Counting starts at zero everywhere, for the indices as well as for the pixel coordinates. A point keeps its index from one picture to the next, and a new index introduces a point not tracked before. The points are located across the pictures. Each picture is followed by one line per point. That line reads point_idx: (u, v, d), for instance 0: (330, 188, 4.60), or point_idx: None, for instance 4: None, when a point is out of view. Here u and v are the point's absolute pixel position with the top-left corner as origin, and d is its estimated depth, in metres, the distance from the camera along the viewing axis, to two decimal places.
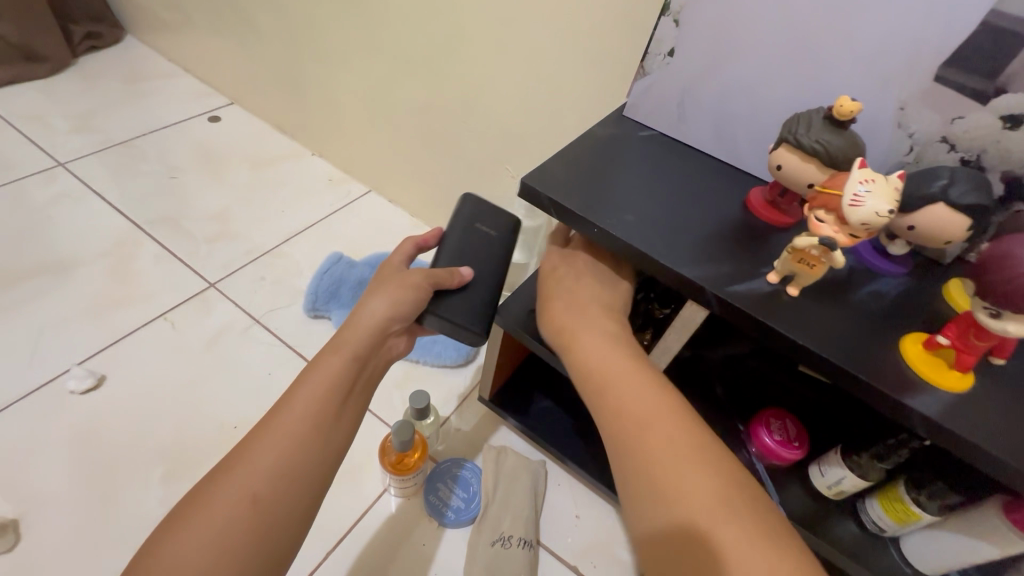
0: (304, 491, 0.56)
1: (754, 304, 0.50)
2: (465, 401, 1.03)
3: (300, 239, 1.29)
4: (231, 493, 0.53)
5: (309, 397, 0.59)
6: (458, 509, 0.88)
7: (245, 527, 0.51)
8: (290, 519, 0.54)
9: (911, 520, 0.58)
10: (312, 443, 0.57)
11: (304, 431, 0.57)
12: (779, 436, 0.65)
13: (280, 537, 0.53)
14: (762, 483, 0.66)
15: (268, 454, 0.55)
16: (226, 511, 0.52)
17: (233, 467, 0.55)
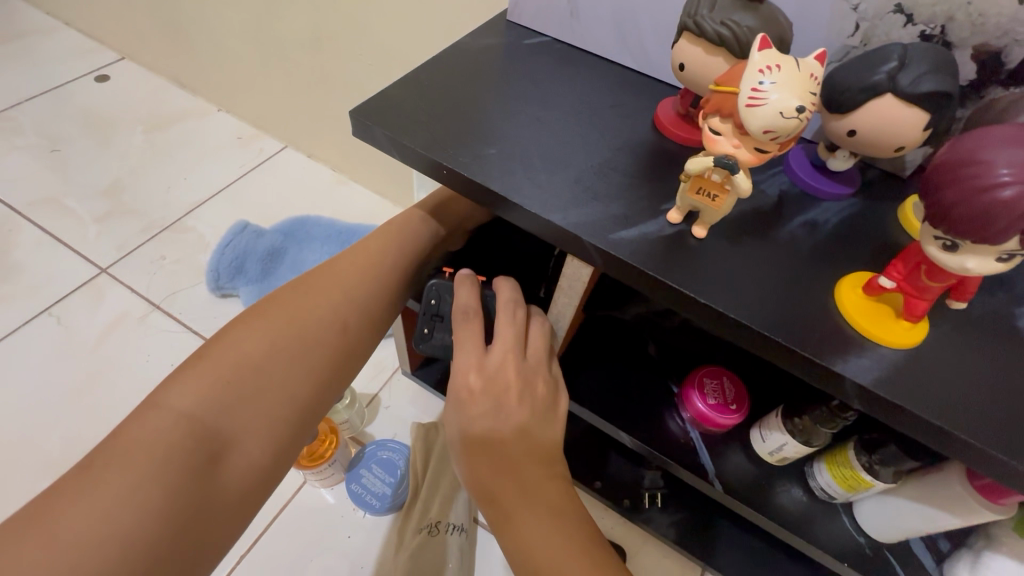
0: (360, 346, 0.53)
1: (646, 252, 0.38)
2: (394, 375, 0.93)
3: (206, 208, 1.14)
4: (287, 325, 0.49)
5: (383, 251, 0.55)
6: (384, 496, 0.80)
7: (292, 363, 0.48)
8: (350, 356, 0.52)
9: (862, 488, 0.49)
10: (382, 295, 0.54)
11: (386, 271, 0.55)
12: (714, 399, 0.55)
13: (340, 370, 0.51)
14: (696, 452, 0.57)
15: (350, 283, 0.53)
16: (276, 343, 0.48)
17: (298, 297, 0.52)
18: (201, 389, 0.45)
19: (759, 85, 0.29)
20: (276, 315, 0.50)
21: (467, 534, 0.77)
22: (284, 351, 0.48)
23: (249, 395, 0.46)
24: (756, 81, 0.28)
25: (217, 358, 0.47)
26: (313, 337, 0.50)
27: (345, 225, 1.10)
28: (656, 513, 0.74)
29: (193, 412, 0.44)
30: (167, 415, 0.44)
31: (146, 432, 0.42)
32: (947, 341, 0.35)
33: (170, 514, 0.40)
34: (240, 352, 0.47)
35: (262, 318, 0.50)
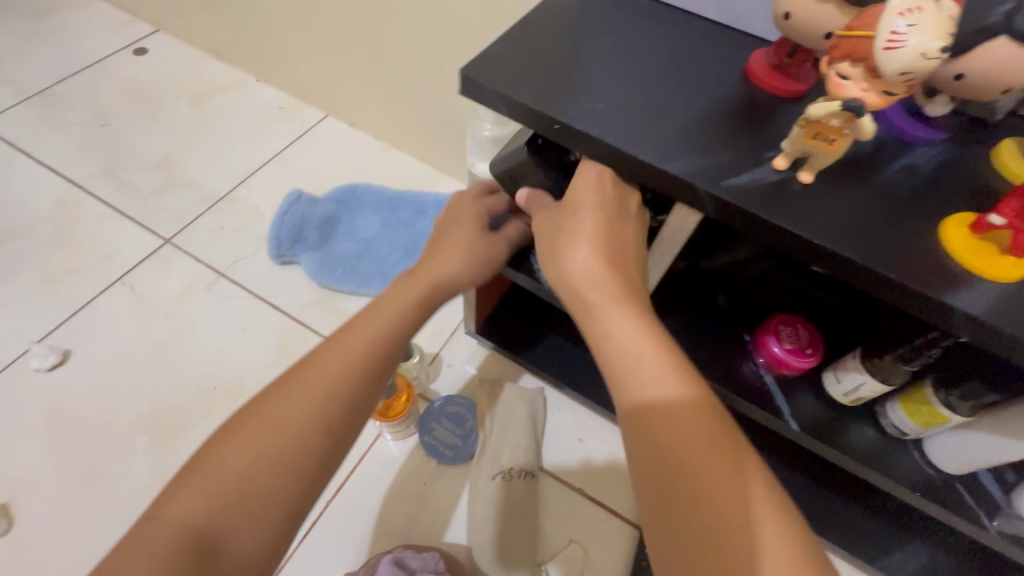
0: (347, 436, 0.50)
1: (757, 198, 0.40)
2: (454, 335, 0.97)
3: (257, 179, 1.17)
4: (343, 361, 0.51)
5: (362, 339, 0.53)
6: (456, 446, 0.84)
7: (283, 457, 0.45)
8: (340, 445, 0.49)
9: (937, 423, 0.52)
10: (364, 381, 0.51)
11: (366, 362, 0.52)
12: (790, 344, 0.58)
13: (332, 456, 0.48)
14: (771, 396, 0.60)
15: (333, 373, 0.50)
16: (338, 377, 0.50)
17: (278, 394, 0.48)
18: (269, 423, 0.46)
19: (899, 28, 0.30)
20: (335, 349, 0.52)
21: (535, 479, 0.82)
22: (276, 444, 0.45)
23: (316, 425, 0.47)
24: (896, 23, 0.30)
25: (285, 391, 0.48)
26: (368, 370, 0.52)
27: (395, 192, 1.12)
28: None
29: (262, 444, 0.45)
30: (236, 450, 0.45)
31: (221, 462, 0.44)
32: None
33: (248, 543, 0.42)
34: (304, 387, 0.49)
35: (250, 416, 0.47)
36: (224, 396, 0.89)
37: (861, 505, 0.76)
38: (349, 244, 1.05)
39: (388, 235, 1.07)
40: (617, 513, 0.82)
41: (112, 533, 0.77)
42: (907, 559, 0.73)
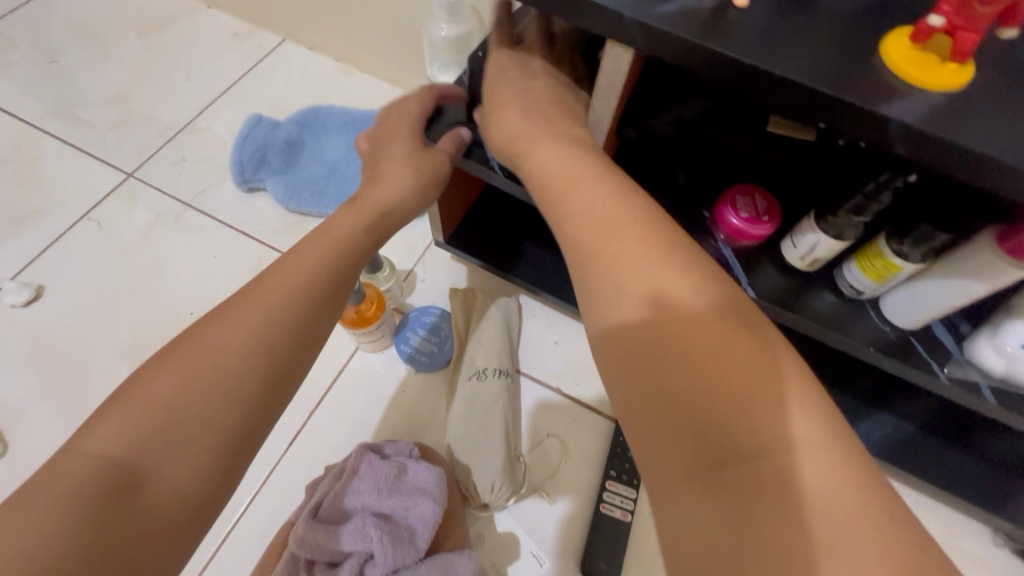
0: (294, 364, 0.47)
1: (689, 25, 0.38)
2: (428, 251, 0.96)
3: (217, 108, 1.13)
4: (273, 295, 0.48)
5: (304, 265, 0.50)
6: (432, 354, 0.85)
7: (217, 381, 0.42)
8: (284, 369, 0.46)
9: (891, 276, 0.52)
10: (308, 304, 0.49)
11: (309, 285, 0.49)
12: (746, 213, 0.57)
13: (276, 382, 0.45)
14: (728, 266, 0.60)
15: (272, 295, 0.47)
16: (278, 302, 0.47)
17: (214, 320, 0.45)
18: (190, 363, 0.42)
19: None
20: (277, 275, 0.49)
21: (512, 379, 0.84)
22: (207, 368, 0.42)
23: (250, 362, 0.43)
24: None
25: (208, 332, 0.44)
26: (307, 301, 0.49)
27: (359, 112, 1.08)
28: None
29: (183, 384, 0.41)
30: (166, 376, 0.41)
31: (138, 407, 0.39)
32: (993, 83, 0.36)
33: (170, 483, 0.38)
34: (232, 325, 0.45)
35: (181, 344, 0.43)
36: None
37: (829, 385, 0.78)
38: (315, 166, 1.02)
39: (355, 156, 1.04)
40: (593, 408, 0.85)
41: None
42: (871, 431, 0.76)
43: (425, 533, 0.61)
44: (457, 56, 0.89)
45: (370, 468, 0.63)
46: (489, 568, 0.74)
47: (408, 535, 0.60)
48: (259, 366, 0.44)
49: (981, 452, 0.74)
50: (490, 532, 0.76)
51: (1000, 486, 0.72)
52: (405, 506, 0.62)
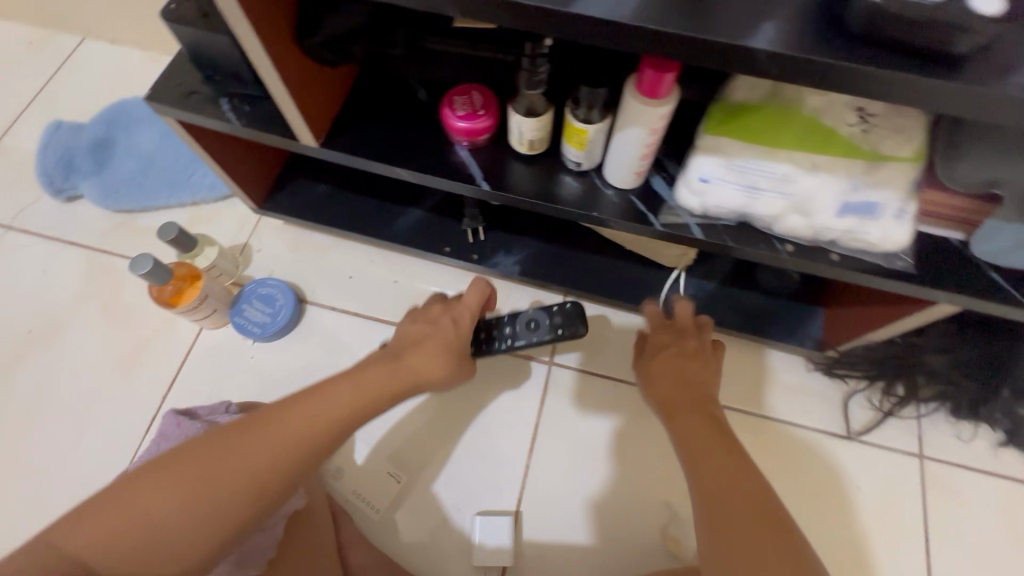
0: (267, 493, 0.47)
1: None
2: (259, 222, 0.98)
3: (24, 123, 1.09)
4: (267, 435, 0.49)
5: (309, 416, 0.52)
6: (264, 324, 0.87)
7: (191, 504, 0.44)
8: (246, 486, 0.46)
9: (586, 141, 0.55)
10: (294, 457, 0.49)
11: (300, 442, 0.50)
12: (464, 110, 0.60)
13: (230, 503, 0.45)
14: (466, 167, 0.63)
15: (254, 454, 0.48)
16: (263, 461, 0.48)
17: (211, 450, 0.47)
18: (155, 489, 0.44)
19: None
20: (292, 410, 0.52)
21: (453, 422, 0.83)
22: (183, 498, 0.44)
23: (204, 525, 0.44)
24: None
25: (169, 472, 0.45)
26: (282, 471, 0.49)
27: None
28: (501, 257, 0.84)
29: (183, 487, 0.44)
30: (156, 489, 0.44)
31: (92, 541, 0.41)
32: None
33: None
34: (195, 482, 0.45)
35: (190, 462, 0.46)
36: (42, 336, 0.90)
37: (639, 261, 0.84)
38: (130, 161, 1.01)
39: (168, 142, 1.02)
40: None
41: None
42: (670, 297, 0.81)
43: None
44: None
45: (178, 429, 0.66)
46: (350, 496, 0.79)
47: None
48: (265, 474, 0.48)
49: (768, 288, 0.81)
50: (348, 465, 0.80)
51: (787, 314, 0.80)
52: None
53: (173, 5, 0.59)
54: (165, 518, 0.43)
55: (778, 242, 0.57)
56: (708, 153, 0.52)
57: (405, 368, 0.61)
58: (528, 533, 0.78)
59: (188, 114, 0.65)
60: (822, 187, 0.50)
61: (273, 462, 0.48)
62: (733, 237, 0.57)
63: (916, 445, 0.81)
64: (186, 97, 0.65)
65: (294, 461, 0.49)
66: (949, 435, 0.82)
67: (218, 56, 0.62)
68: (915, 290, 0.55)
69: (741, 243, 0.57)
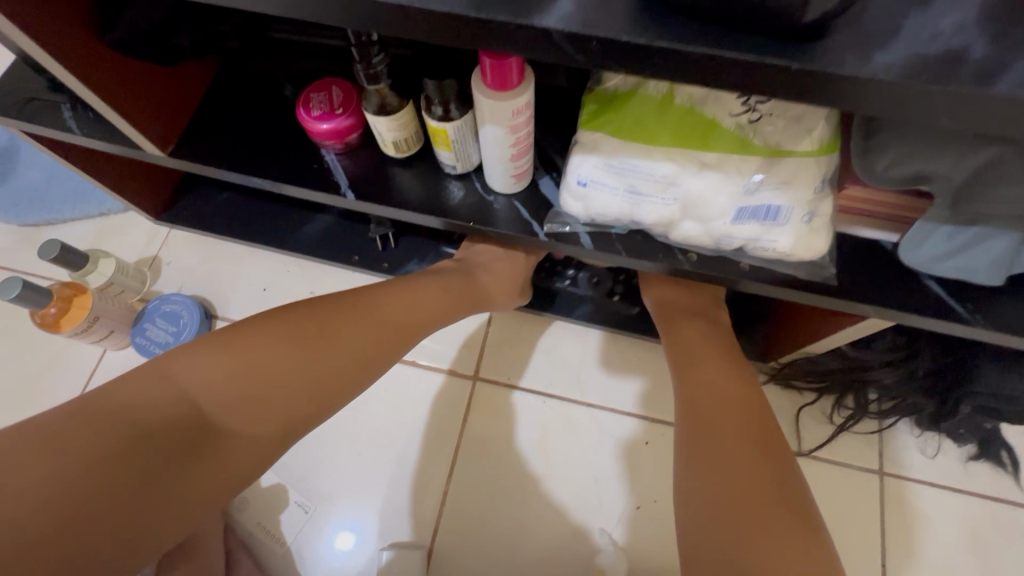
0: (372, 367, 0.52)
1: None
2: (169, 232, 0.91)
3: None
4: (375, 311, 0.54)
5: (400, 304, 0.57)
6: (166, 344, 0.81)
7: (314, 363, 0.48)
8: (354, 358, 0.51)
9: (447, 141, 0.48)
10: (389, 340, 0.54)
11: (394, 326, 0.55)
12: (320, 109, 0.52)
13: (339, 374, 0.49)
14: (333, 173, 0.55)
15: (363, 328, 0.53)
16: (372, 336, 0.53)
17: (328, 320, 0.51)
18: (251, 348, 0.46)
19: None
20: (389, 295, 0.57)
21: (372, 446, 0.76)
22: (297, 357, 0.48)
23: (306, 388, 0.47)
24: None
25: (283, 324, 0.49)
26: (382, 345, 0.53)
27: None
28: (413, 265, 0.77)
29: (298, 345, 0.48)
30: (264, 348, 0.47)
31: (208, 387, 0.44)
32: None
33: (255, 432, 0.44)
34: (309, 344, 0.49)
35: (309, 325, 0.50)
36: None
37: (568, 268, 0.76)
38: (34, 171, 0.94)
39: None
40: None
41: None
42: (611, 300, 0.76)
43: None
44: None
45: None
46: (254, 528, 0.73)
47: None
48: (372, 348, 0.52)
49: None
50: (252, 494, 0.74)
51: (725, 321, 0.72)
52: None
53: None
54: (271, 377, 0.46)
55: (677, 253, 0.48)
56: (583, 151, 0.44)
57: (481, 276, 0.65)
58: (446, 566, 0.71)
59: (28, 120, 0.58)
60: (711, 189, 0.42)
61: (372, 341, 0.53)
62: (626, 247, 0.49)
63: (876, 460, 0.74)
64: (27, 102, 0.58)
65: (386, 346, 0.54)
66: (913, 448, 0.74)
67: None
68: (840, 305, 0.47)
69: (635, 254, 0.49)
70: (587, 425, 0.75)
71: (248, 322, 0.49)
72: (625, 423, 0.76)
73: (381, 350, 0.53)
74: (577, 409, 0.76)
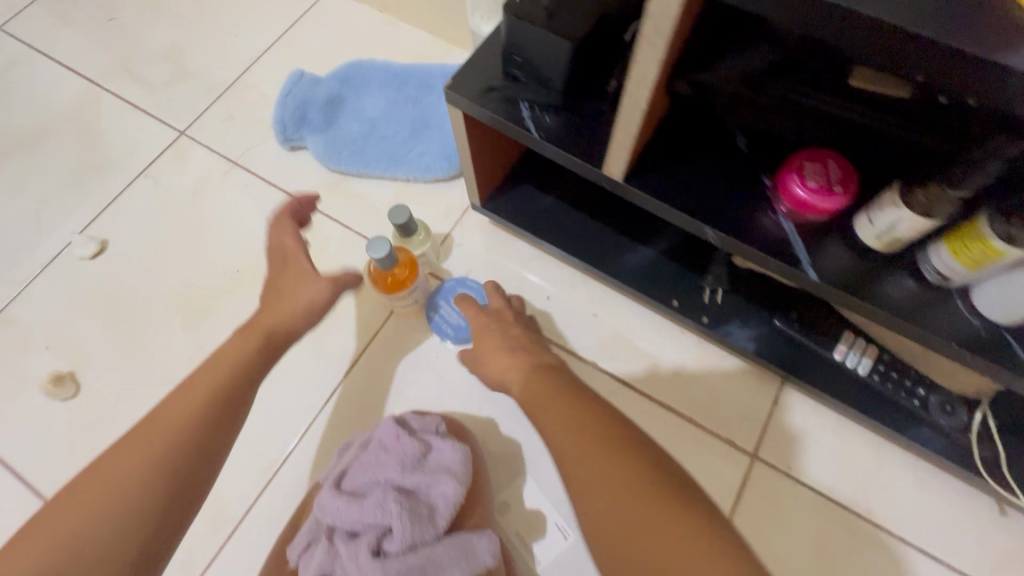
0: (195, 441, 0.56)
1: None
2: (466, 215, 0.94)
3: (261, 63, 1.10)
4: (155, 438, 0.55)
5: (188, 424, 0.57)
6: (458, 327, 0.84)
7: (136, 465, 0.53)
8: (174, 448, 0.55)
9: (990, 262, 0.46)
10: (190, 444, 0.56)
11: (154, 461, 0.54)
12: (815, 182, 0.50)
13: (144, 468, 0.53)
14: (788, 243, 0.53)
15: (170, 416, 0.57)
16: (179, 421, 0.56)
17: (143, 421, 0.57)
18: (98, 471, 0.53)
19: None
20: (187, 387, 0.60)
21: None
22: (110, 468, 0.54)
23: (138, 464, 0.53)
24: None
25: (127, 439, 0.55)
26: (194, 429, 0.57)
27: (399, 66, 1.05)
28: (735, 328, 0.74)
29: (131, 454, 0.54)
30: (116, 462, 0.54)
31: (94, 488, 0.53)
32: None
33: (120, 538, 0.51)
34: (143, 439, 0.55)
35: (118, 455, 0.54)
36: (246, 279, 0.92)
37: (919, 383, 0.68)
38: (355, 124, 1.00)
39: (395, 112, 1.01)
40: (630, 385, 0.82)
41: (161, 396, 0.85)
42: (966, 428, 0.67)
43: (447, 512, 0.59)
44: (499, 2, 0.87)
45: (395, 443, 0.61)
46: (513, 536, 0.74)
47: (428, 512, 0.58)
48: (157, 474, 0.53)
49: None
50: (516, 502, 0.76)
51: None
52: (430, 483, 0.59)
53: None
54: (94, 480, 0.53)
55: None
56: None
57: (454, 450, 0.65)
58: None
59: (487, 112, 0.60)
60: None
61: (165, 440, 0.55)
62: None
63: None
64: (488, 93, 0.60)
65: (189, 435, 0.56)
66: None
67: (545, 60, 0.55)
68: None
69: None
70: (864, 539, 0.74)
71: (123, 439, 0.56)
72: (907, 554, 0.73)
73: (170, 456, 0.55)
74: (857, 521, 0.75)
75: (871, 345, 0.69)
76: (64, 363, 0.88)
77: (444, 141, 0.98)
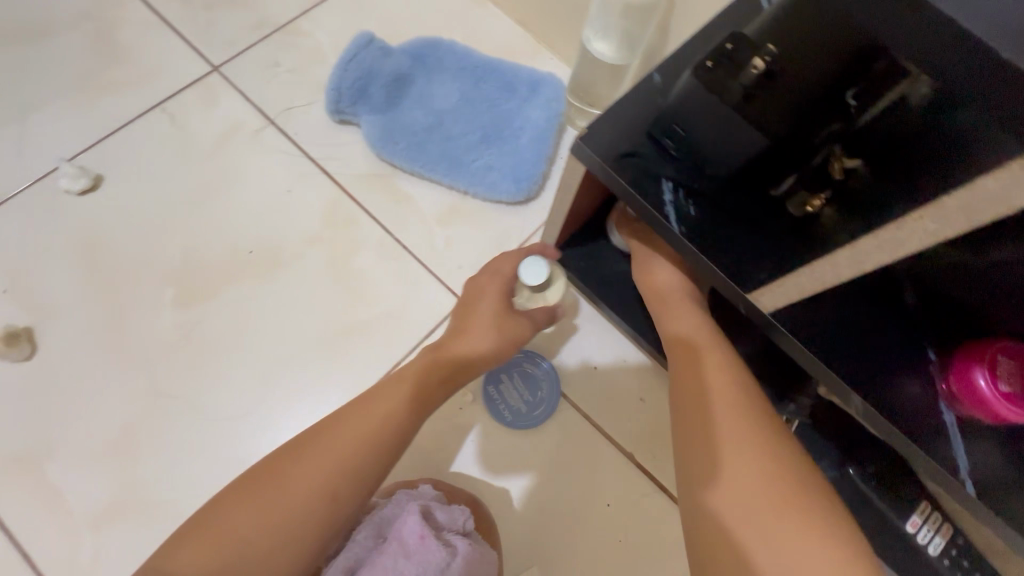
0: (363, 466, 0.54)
1: None
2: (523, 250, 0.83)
3: (325, 11, 0.95)
4: (323, 456, 0.53)
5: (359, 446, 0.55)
6: (516, 412, 0.73)
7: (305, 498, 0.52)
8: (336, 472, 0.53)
9: None
10: (355, 463, 0.54)
11: (323, 486, 0.52)
12: (1007, 385, 0.43)
13: (317, 487, 0.52)
14: (947, 439, 0.45)
15: (337, 440, 0.55)
16: (346, 439, 0.55)
17: (311, 436, 0.55)
18: (261, 496, 0.51)
19: None
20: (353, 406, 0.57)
21: None
22: (280, 490, 0.52)
23: (306, 486, 0.52)
24: None
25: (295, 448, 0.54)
26: (358, 447, 0.55)
27: (483, 57, 0.91)
28: None
29: (293, 478, 0.52)
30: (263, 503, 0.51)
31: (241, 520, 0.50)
32: None
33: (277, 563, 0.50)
34: (331, 440, 0.55)
35: (278, 473, 0.53)
36: (260, 263, 0.80)
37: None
38: (419, 113, 0.87)
39: (466, 110, 0.88)
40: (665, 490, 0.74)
41: (134, 381, 0.73)
42: None
43: None
44: (624, 25, 0.75)
45: (420, 544, 0.59)
46: None
47: None
48: (317, 503, 0.52)
49: None
50: None
51: None
52: None
53: (709, 61, 0.45)
54: (284, 471, 0.53)
55: None
56: None
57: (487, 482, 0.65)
58: None
59: (621, 178, 0.48)
60: None
61: (334, 458, 0.54)
62: None
63: None
64: (627, 156, 0.48)
65: (353, 457, 0.54)
66: None
67: (712, 140, 0.47)
68: None
69: None
70: None
71: (283, 453, 0.54)
72: None
73: (334, 488, 0.53)
74: None
75: (947, 523, 0.63)
76: (22, 315, 0.74)
77: (517, 158, 0.85)
